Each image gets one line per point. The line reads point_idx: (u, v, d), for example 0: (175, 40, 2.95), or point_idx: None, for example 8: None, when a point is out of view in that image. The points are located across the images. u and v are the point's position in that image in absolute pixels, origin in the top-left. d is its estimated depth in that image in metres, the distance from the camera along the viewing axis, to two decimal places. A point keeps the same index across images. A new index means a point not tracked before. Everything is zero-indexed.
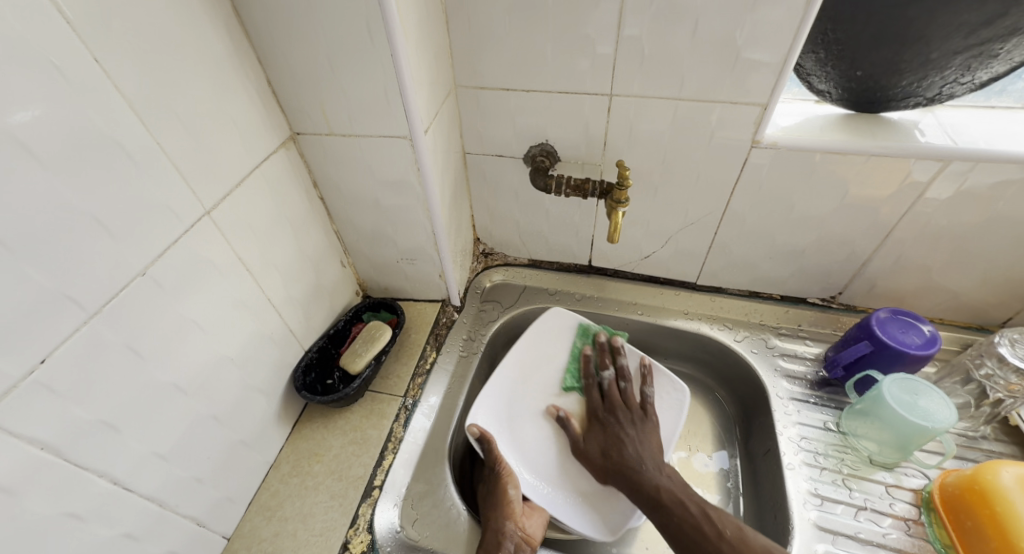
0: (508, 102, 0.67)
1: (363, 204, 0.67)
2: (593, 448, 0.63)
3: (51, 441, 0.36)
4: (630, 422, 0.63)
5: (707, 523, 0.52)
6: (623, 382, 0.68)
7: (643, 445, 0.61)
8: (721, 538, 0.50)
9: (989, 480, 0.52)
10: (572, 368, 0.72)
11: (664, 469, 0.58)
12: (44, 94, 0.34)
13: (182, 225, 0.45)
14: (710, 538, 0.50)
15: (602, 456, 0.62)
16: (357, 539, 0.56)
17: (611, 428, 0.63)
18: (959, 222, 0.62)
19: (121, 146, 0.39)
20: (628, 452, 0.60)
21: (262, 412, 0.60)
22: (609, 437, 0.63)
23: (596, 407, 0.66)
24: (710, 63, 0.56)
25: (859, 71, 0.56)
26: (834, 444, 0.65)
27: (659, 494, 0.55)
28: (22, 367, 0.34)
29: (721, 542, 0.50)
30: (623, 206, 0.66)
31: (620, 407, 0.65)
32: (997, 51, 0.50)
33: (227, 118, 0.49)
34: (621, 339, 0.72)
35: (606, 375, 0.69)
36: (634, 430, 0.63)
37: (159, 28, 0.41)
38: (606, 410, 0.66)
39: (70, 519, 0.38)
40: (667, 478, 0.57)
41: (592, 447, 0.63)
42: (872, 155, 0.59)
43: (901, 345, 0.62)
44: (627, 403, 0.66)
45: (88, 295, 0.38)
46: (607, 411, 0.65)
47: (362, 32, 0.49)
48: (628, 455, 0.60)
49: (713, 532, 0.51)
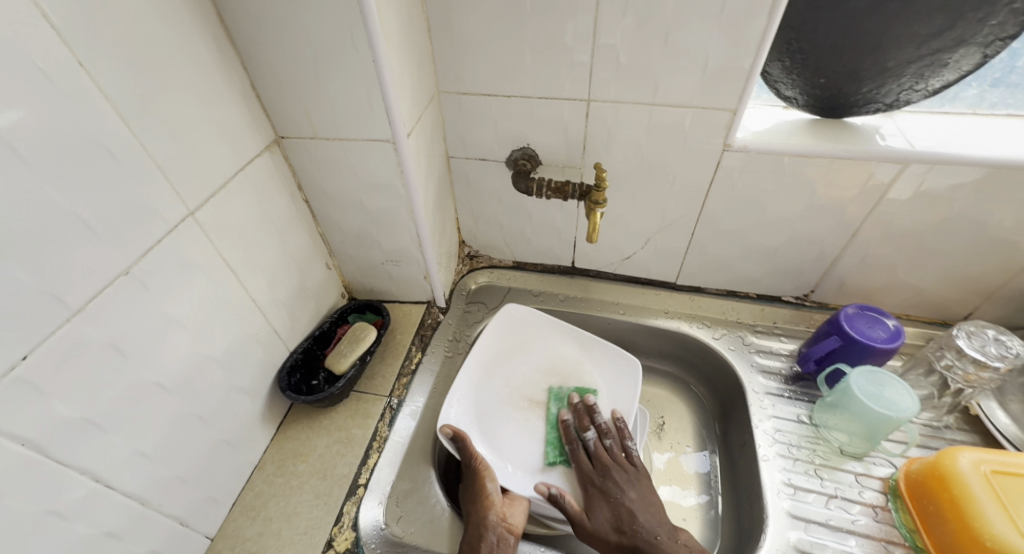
0: (490, 107, 0.69)
1: (348, 207, 0.68)
2: (604, 524, 0.58)
3: (35, 437, 0.37)
4: (625, 482, 0.61)
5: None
6: (607, 440, 0.65)
7: (647, 510, 0.59)
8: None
9: (947, 465, 0.55)
10: (553, 439, 0.68)
11: (675, 535, 0.56)
12: (29, 95, 0.35)
13: (166, 225, 0.46)
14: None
15: (615, 531, 0.57)
16: (342, 536, 0.57)
17: (613, 497, 0.59)
18: (920, 222, 0.66)
19: (106, 147, 0.40)
20: (632, 515, 0.58)
21: (247, 412, 0.60)
22: (616, 504, 0.59)
23: (591, 474, 0.62)
24: (682, 70, 0.59)
25: (822, 78, 0.59)
26: (806, 436, 0.68)
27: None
28: (5, 362, 0.35)
29: None
30: (601, 208, 0.68)
31: (615, 470, 0.62)
32: (947, 60, 0.54)
33: (211, 120, 0.50)
34: (593, 397, 0.71)
35: (588, 437, 0.66)
36: (633, 493, 0.60)
37: (144, 33, 0.42)
38: (601, 476, 0.62)
39: (52, 515, 0.39)
40: (687, 546, 0.55)
41: (601, 523, 0.58)
42: (836, 158, 0.62)
43: (868, 340, 0.65)
44: (617, 461, 0.63)
45: (72, 293, 0.39)
46: (603, 479, 0.61)
47: (346, 38, 0.50)
48: (638, 523, 0.57)
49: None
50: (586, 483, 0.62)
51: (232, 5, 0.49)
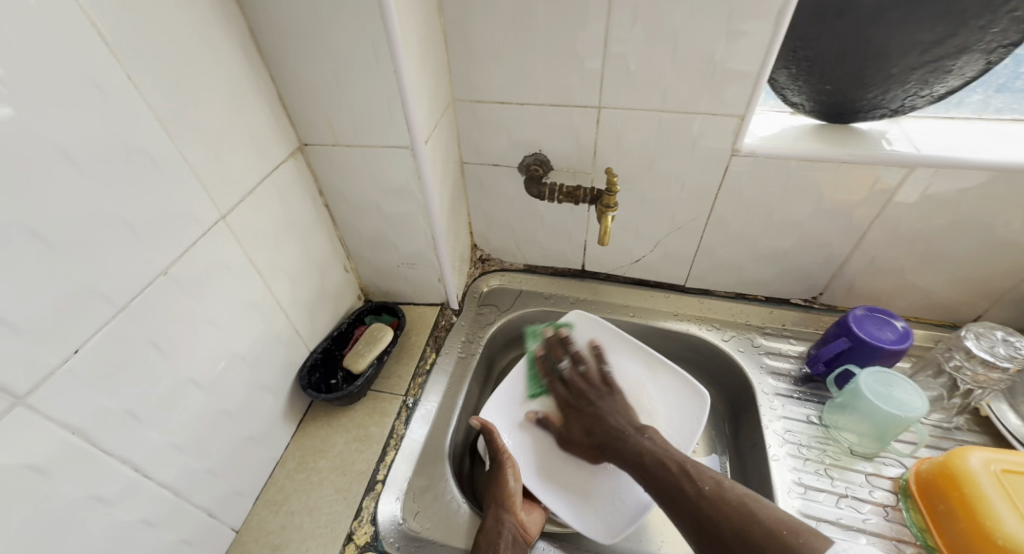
0: (503, 114, 0.71)
1: (367, 211, 0.70)
2: (576, 431, 0.68)
3: (82, 426, 0.39)
4: (603, 399, 0.68)
5: (687, 478, 0.54)
6: (580, 366, 0.73)
7: (619, 415, 0.66)
8: (699, 492, 0.52)
9: (958, 464, 0.55)
10: (531, 373, 0.76)
11: (644, 432, 0.62)
12: (82, 106, 0.37)
13: (200, 228, 0.48)
14: (692, 495, 0.52)
15: (587, 436, 0.66)
16: (361, 530, 0.59)
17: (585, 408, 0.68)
18: (927, 224, 0.67)
19: (148, 154, 0.43)
20: (608, 424, 0.65)
21: (270, 409, 0.62)
22: (595, 413, 0.67)
23: (568, 399, 0.71)
24: (691, 77, 0.61)
25: (828, 85, 0.61)
26: (816, 436, 0.69)
27: (643, 458, 0.59)
28: (58, 354, 0.37)
29: (701, 501, 0.52)
30: (612, 211, 0.69)
31: (594, 389, 0.70)
32: (950, 67, 0.55)
33: (241, 128, 0.53)
34: (568, 331, 0.78)
35: (561, 366, 0.74)
36: (603, 406, 0.68)
37: (184, 46, 0.45)
38: (574, 397, 0.70)
39: (95, 502, 0.41)
40: (650, 439, 0.61)
41: (576, 429, 0.68)
42: (843, 162, 0.63)
43: (876, 341, 0.66)
44: (590, 383, 0.71)
45: (116, 291, 0.41)
46: (577, 399, 0.70)
47: (369, 49, 0.53)
48: (610, 427, 0.65)
49: (693, 488, 0.53)
50: (563, 405, 0.71)
51: (262, 19, 0.52)
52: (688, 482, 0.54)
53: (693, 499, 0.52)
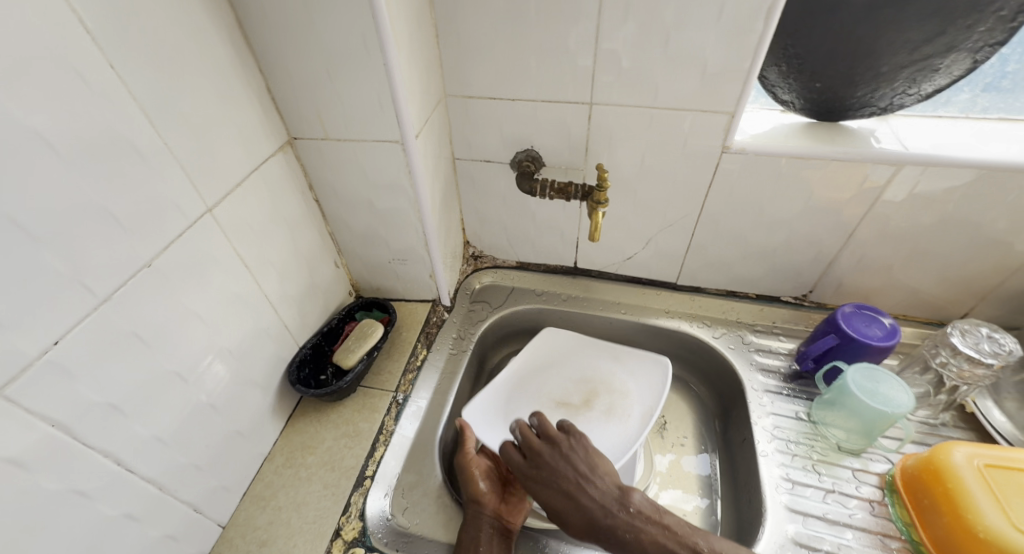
0: (495, 110, 0.71)
1: (357, 206, 0.70)
2: (556, 507, 0.56)
3: (64, 419, 0.39)
4: (576, 458, 0.59)
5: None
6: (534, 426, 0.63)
7: (592, 478, 0.57)
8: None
9: (942, 459, 0.56)
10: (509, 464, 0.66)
11: (626, 502, 0.55)
12: (64, 95, 0.37)
13: (186, 221, 0.48)
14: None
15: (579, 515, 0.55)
16: (349, 525, 0.58)
17: (550, 478, 0.57)
18: (915, 222, 0.67)
19: (133, 145, 0.42)
20: (585, 505, 0.55)
21: (258, 404, 0.62)
22: (567, 484, 0.57)
23: (528, 469, 0.59)
24: (682, 74, 0.61)
25: (818, 83, 0.61)
26: (805, 432, 0.69)
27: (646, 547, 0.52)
28: (38, 346, 0.37)
29: None
30: (602, 207, 0.70)
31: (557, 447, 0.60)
32: (938, 66, 0.55)
33: (228, 121, 0.52)
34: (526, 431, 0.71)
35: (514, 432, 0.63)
36: (569, 476, 0.57)
37: (169, 37, 0.44)
38: (535, 463, 0.59)
39: (77, 495, 0.40)
40: (644, 518, 0.54)
41: (560, 503, 0.56)
42: (832, 160, 0.64)
43: (864, 338, 0.66)
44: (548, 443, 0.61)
45: (98, 282, 0.40)
46: (537, 467, 0.59)
47: (358, 42, 0.52)
48: (595, 509, 0.55)
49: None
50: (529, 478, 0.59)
51: (250, 12, 0.52)
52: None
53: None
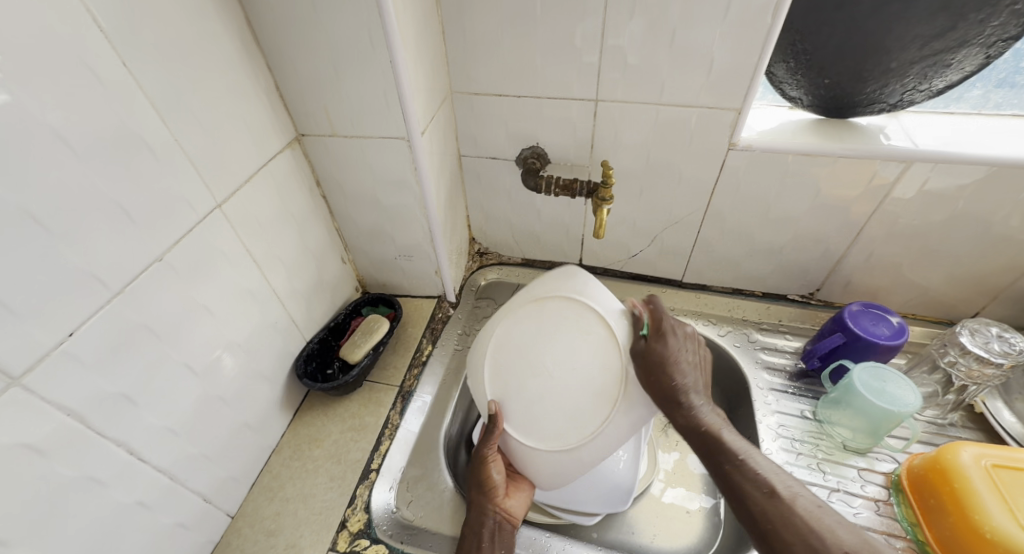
0: (500, 107, 0.71)
1: (364, 202, 0.71)
2: (659, 385, 0.51)
3: (79, 409, 0.40)
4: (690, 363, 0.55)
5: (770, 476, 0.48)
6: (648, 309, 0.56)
7: (695, 383, 0.54)
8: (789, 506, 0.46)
9: (949, 459, 0.55)
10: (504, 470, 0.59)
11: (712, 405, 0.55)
12: (80, 92, 0.38)
13: (196, 216, 0.49)
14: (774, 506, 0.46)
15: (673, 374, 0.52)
16: (355, 517, 0.59)
17: (666, 346, 0.53)
18: (924, 220, 0.66)
19: (145, 141, 0.43)
20: (687, 387, 0.53)
21: (266, 397, 0.63)
22: (682, 365, 0.53)
23: (660, 323, 0.55)
24: (688, 71, 0.61)
25: (826, 79, 0.60)
26: (810, 431, 0.69)
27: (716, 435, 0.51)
28: (54, 337, 0.38)
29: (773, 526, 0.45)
30: (608, 204, 0.70)
31: (683, 335, 0.56)
32: (950, 61, 0.55)
33: (238, 118, 0.53)
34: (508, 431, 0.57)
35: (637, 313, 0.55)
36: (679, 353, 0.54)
37: (181, 35, 0.45)
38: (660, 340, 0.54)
39: (91, 483, 0.41)
40: (720, 419, 0.53)
41: (665, 357, 0.52)
42: (840, 157, 0.63)
43: (872, 336, 0.66)
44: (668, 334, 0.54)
45: (112, 276, 0.41)
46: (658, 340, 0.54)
47: (365, 39, 0.53)
48: (690, 389, 0.53)
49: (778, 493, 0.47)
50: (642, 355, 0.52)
51: (259, 10, 0.52)
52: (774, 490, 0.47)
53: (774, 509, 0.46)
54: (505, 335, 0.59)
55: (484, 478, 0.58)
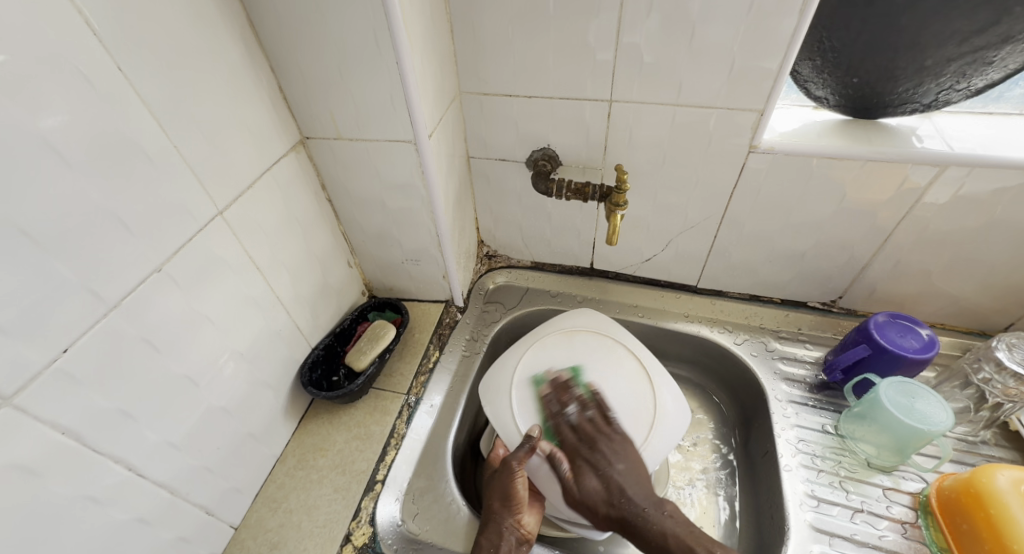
0: (510, 108, 0.68)
1: (370, 206, 0.69)
2: (593, 496, 0.57)
3: (74, 426, 0.39)
4: (614, 453, 0.58)
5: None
6: (589, 411, 0.61)
7: (636, 485, 0.57)
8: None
9: (984, 482, 0.52)
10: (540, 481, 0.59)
11: (664, 506, 0.56)
12: (72, 100, 0.36)
13: (197, 225, 0.47)
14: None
15: (604, 504, 0.56)
16: (359, 531, 0.58)
17: (587, 474, 0.57)
18: (957, 227, 0.63)
19: (141, 148, 0.42)
20: (614, 482, 0.56)
21: (271, 406, 0.62)
22: (604, 477, 0.57)
23: (578, 445, 0.59)
24: (707, 71, 0.58)
25: (855, 78, 0.57)
26: (831, 447, 0.66)
27: (665, 541, 0.53)
28: (47, 354, 0.37)
29: None
30: (622, 210, 0.67)
31: (602, 436, 0.59)
32: (992, 59, 0.51)
33: (240, 123, 0.51)
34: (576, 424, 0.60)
35: (569, 412, 0.61)
36: (601, 468, 0.57)
37: (181, 38, 0.43)
38: (587, 448, 0.59)
39: (87, 501, 0.40)
40: (670, 517, 0.55)
41: (591, 493, 0.57)
42: (868, 160, 0.60)
43: (898, 350, 0.62)
44: (601, 430, 0.60)
45: (108, 289, 0.40)
46: (589, 449, 0.58)
47: (370, 40, 0.51)
48: (626, 495, 0.56)
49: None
50: (575, 501, 0.57)
51: (262, 11, 0.51)
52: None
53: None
54: (536, 360, 0.66)
55: (510, 490, 0.57)
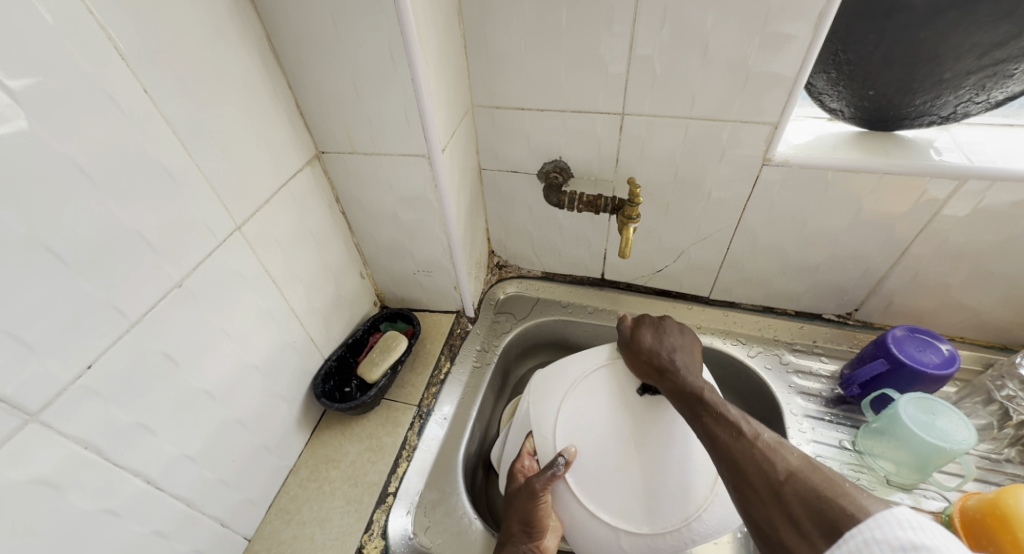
0: (523, 120, 0.69)
1: (383, 218, 0.70)
2: (646, 348, 0.61)
3: (94, 440, 0.39)
4: (679, 340, 0.63)
5: (744, 425, 0.47)
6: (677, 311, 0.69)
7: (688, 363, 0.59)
8: (756, 437, 0.46)
9: (1010, 504, 0.51)
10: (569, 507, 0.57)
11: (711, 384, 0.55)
12: (99, 122, 0.37)
13: (216, 240, 0.48)
14: (744, 438, 0.46)
15: (649, 351, 0.61)
16: (371, 544, 0.58)
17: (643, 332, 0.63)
18: (978, 240, 0.62)
19: (164, 167, 0.42)
20: (669, 353, 0.60)
21: (284, 418, 0.62)
22: (659, 338, 0.62)
23: (647, 317, 0.66)
24: (720, 84, 0.58)
25: (871, 90, 0.57)
26: (849, 463, 0.65)
27: (704, 396, 0.53)
28: (72, 371, 0.37)
29: (755, 445, 0.45)
30: (634, 222, 0.67)
31: (671, 325, 0.66)
32: (1012, 72, 0.50)
33: (259, 138, 0.52)
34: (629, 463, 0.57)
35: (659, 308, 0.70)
36: (661, 333, 0.63)
37: (202, 58, 0.44)
38: (653, 322, 0.65)
39: (106, 515, 0.41)
40: (711, 388, 0.54)
41: (644, 345, 0.61)
42: (884, 173, 0.59)
43: (919, 364, 0.61)
44: (675, 320, 0.67)
45: (130, 305, 0.41)
46: (654, 323, 0.65)
47: (386, 58, 0.52)
48: (675, 364, 0.58)
49: (749, 432, 0.46)
50: (631, 351, 0.62)
51: (281, 29, 0.51)
52: (741, 433, 0.47)
53: (739, 445, 0.46)
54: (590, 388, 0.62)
55: (532, 514, 0.56)
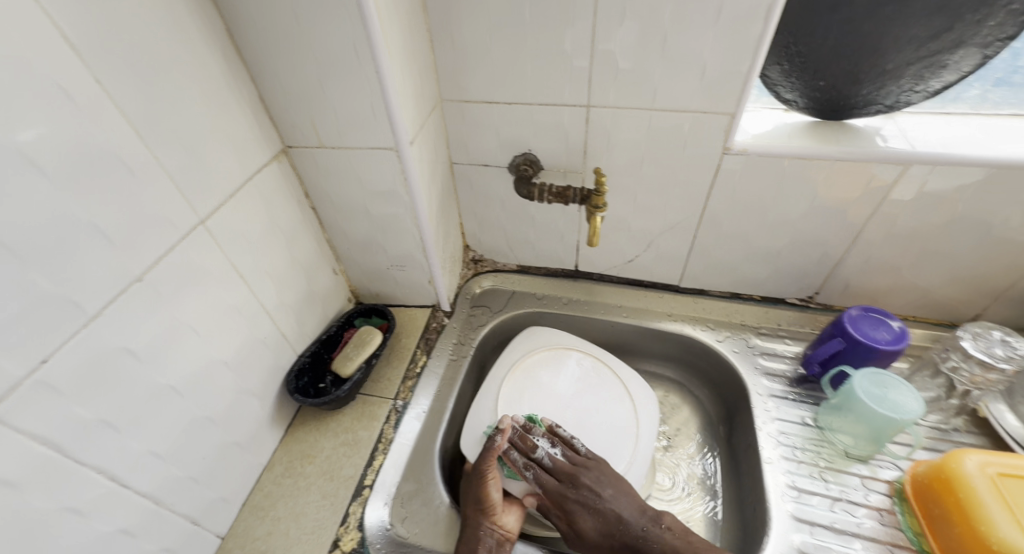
0: (491, 115, 0.70)
1: (355, 214, 0.69)
2: (591, 532, 0.57)
3: (53, 437, 0.39)
4: (598, 483, 0.59)
5: None
6: (544, 460, 0.61)
7: (626, 502, 0.58)
8: None
9: (953, 468, 0.54)
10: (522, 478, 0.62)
11: (658, 519, 0.58)
12: (50, 113, 0.37)
13: (178, 234, 0.48)
14: None
15: (604, 535, 0.57)
16: (348, 536, 0.58)
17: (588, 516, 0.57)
18: (924, 223, 0.65)
19: (121, 160, 0.42)
20: (608, 512, 0.57)
21: (256, 415, 0.62)
22: (597, 512, 0.57)
23: (564, 490, 0.59)
24: (680, 75, 0.59)
25: (821, 81, 0.59)
26: (811, 439, 0.67)
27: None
28: (26, 366, 0.37)
29: None
30: (602, 211, 0.68)
31: (583, 470, 0.60)
32: (947, 62, 0.53)
33: (222, 132, 0.52)
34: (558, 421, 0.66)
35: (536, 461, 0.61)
36: (597, 505, 0.57)
37: (159, 50, 0.44)
38: (557, 494, 0.59)
39: (68, 513, 0.40)
40: (671, 530, 0.57)
41: (591, 529, 0.57)
42: (836, 160, 0.62)
43: (871, 342, 0.64)
44: (556, 475, 0.60)
45: (88, 299, 0.40)
46: (563, 491, 0.59)
47: (350, 53, 0.52)
48: (624, 522, 0.57)
49: None
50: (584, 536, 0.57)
51: (241, 23, 0.51)
52: None
53: None
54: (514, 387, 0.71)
55: (481, 494, 0.59)
